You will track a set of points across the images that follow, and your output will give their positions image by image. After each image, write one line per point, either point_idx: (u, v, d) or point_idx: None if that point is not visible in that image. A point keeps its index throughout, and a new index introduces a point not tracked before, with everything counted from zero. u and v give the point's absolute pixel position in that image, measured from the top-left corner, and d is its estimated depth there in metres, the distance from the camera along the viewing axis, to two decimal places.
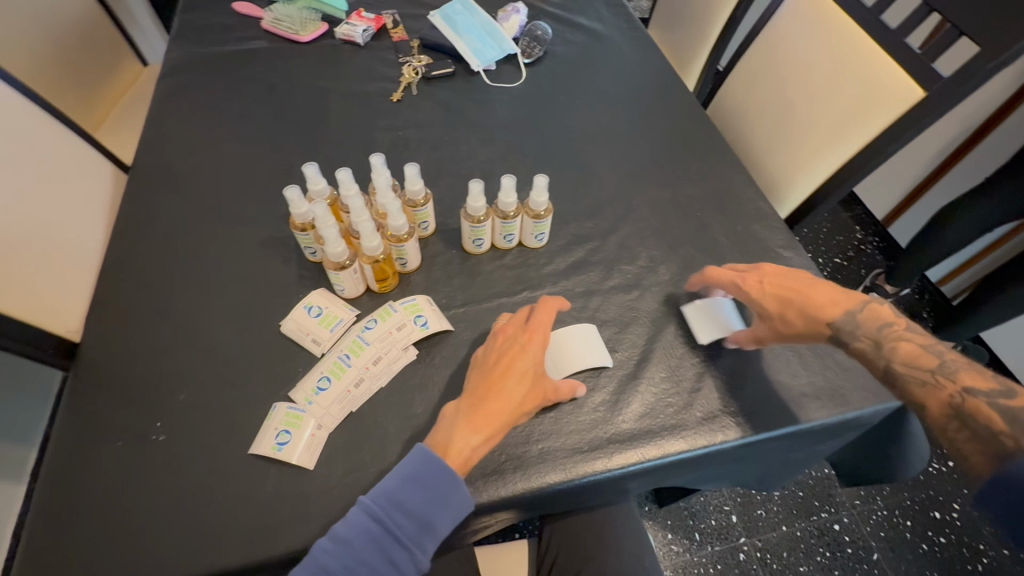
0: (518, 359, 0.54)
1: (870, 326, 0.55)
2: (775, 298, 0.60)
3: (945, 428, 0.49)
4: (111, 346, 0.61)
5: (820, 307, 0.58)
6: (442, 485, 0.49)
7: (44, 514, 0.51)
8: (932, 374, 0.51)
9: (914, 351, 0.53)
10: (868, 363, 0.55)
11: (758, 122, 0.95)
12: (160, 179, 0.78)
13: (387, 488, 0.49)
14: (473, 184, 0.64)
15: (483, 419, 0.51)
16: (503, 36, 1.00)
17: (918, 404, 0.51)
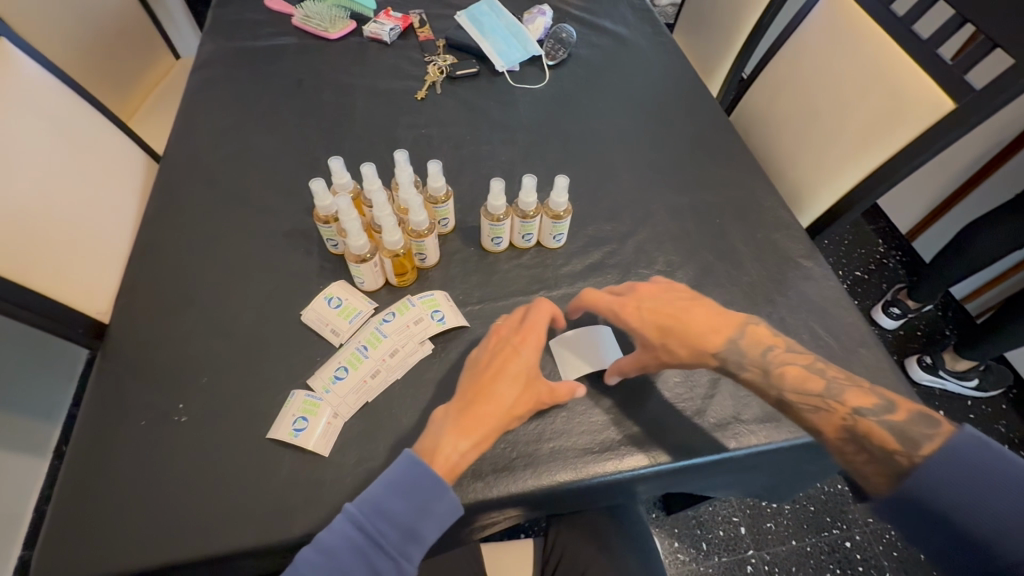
0: (511, 362, 0.55)
1: (758, 359, 0.57)
2: (655, 326, 0.59)
3: (845, 452, 0.51)
4: (139, 329, 0.63)
5: (703, 341, 0.58)
6: (427, 494, 0.49)
7: (70, 487, 0.53)
8: (824, 400, 0.53)
9: (800, 376, 0.55)
10: (761, 393, 0.56)
11: (783, 130, 0.94)
12: (190, 169, 0.80)
13: (371, 497, 0.49)
14: (495, 183, 0.64)
15: (472, 422, 0.52)
16: (528, 38, 1.01)
17: (817, 431, 0.53)
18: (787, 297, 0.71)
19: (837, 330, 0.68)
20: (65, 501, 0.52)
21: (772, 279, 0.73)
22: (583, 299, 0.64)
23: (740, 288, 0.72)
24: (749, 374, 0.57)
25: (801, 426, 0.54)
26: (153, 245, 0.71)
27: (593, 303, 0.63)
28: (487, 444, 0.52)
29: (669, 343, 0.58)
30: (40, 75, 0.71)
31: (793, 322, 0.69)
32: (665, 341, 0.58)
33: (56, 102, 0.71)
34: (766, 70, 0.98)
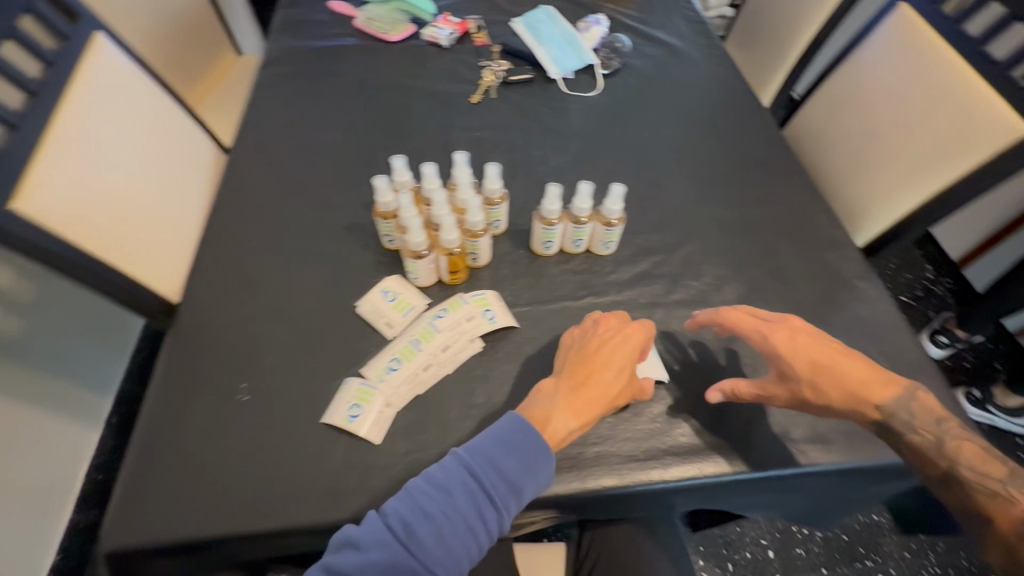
0: (621, 346, 0.57)
1: (925, 422, 0.55)
2: (809, 363, 0.56)
3: (1008, 542, 0.49)
4: (207, 310, 0.67)
5: (865, 389, 0.56)
6: (531, 450, 0.50)
7: (141, 455, 0.56)
8: (1003, 486, 0.51)
9: (979, 455, 0.53)
10: (930, 462, 0.54)
11: (839, 147, 0.93)
12: (256, 161, 0.84)
13: (480, 445, 0.51)
14: (551, 188, 0.66)
15: (582, 401, 0.54)
16: (583, 46, 1.02)
17: (983, 514, 0.51)
18: (840, 318, 0.70)
19: (891, 354, 0.67)
20: (137, 468, 0.55)
21: (825, 298, 0.72)
22: (721, 318, 0.61)
23: (791, 306, 0.71)
24: (908, 434, 0.55)
25: (958, 500, 0.53)
26: (221, 231, 0.75)
27: (735, 325, 0.60)
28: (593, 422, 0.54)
29: (818, 382, 0.56)
30: (133, 63, 0.74)
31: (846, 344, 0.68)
32: (817, 380, 0.56)
33: (144, 92, 0.75)
34: (823, 87, 0.97)
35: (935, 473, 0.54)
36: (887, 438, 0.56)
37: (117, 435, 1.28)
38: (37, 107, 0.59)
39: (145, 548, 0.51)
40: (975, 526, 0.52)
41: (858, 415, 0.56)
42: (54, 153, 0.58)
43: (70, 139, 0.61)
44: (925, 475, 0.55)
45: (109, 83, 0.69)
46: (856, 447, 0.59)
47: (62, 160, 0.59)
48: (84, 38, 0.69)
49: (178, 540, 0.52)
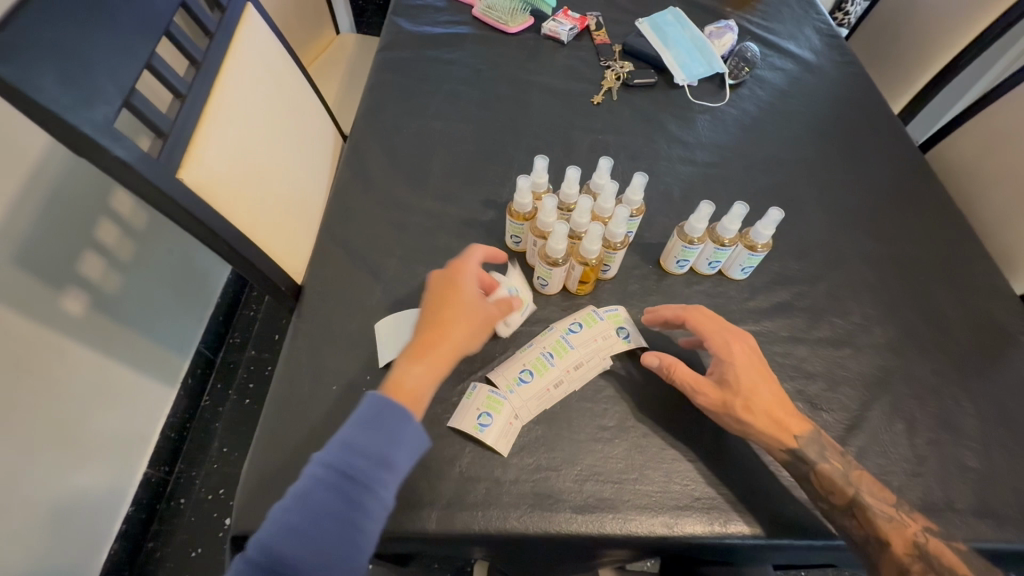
0: (455, 295, 0.55)
1: (831, 452, 0.53)
2: (751, 380, 0.54)
3: (908, 572, 0.48)
4: (330, 294, 0.66)
5: (781, 417, 0.53)
6: (394, 424, 0.45)
7: (267, 438, 0.56)
8: (897, 511, 0.51)
9: (874, 484, 0.52)
10: (836, 488, 0.51)
11: (996, 185, 0.84)
12: (376, 145, 0.83)
13: (347, 438, 0.45)
14: (703, 206, 0.61)
15: (431, 352, 0.51)
16: (713, 54, 0.97)
17: (882, 540, 0.49)
18: (1004, 378, 0.63)
19: None
20: (265, 451, 0.55)
21: (986, 354, 0.65)
22: (688, 318, 0.58)
23: (948, 358, 0.65)
24: (815, 462, 0.52)
25: (858, 531, 0.50)
26: (344, 214, 0.73)
27: (698, 324, 0.57)
28: (444, 371, 0.51)
29: (752, 399, 0.53)
30: (274, 37, 0.74)
31: (1013, 409, 0.61)
32: (750, 396, 0.53)
33: (282, 68, 0.74)
34: (982, 114, 0.87)
35: (841, 501, 0.51)
36: (796, 465, 0.53)
37: (190, 397, 1.30)
38: (199, 77, 0.59)
39: None
40: (871, 553, 0.49)
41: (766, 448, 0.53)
42: (213, 125, 0.58)
43: (226, 110, 0.60)
44: (827, 502, 0.52)
45: (257, 56, 0.69)
46: None
47: (219, 132, 0.58)
48: (238, 9, 0.68)
49: None
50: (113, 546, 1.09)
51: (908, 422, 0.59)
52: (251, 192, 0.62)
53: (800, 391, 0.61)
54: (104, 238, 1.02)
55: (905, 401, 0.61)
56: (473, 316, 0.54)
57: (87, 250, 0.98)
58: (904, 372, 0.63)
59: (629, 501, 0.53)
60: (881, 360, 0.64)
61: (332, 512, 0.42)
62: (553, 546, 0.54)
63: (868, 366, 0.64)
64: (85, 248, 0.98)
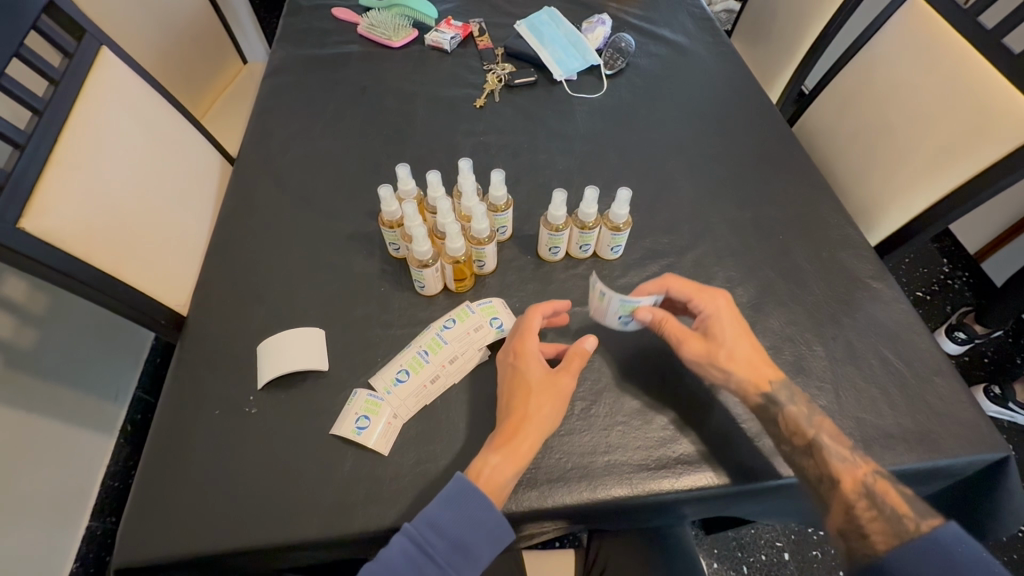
0: (528, 378, 0.56)
1: (800, 397, 0.57)
2: (733, 332, 0.60)
3: (851, 505, 0.51)
4: (212, 322, 0.67)
5: (758, 363, 0.59)
6: (474, 506, 0.49)
7: (153, 469, 0.57)
8: (851, 454, 0.53)
9: (834, 430, 0.55)
10: (798, 430, 0.55)
11: (852, 144, 0.91)
12: (261, 171, 0.84)
13: (435, 518, 0.49)
14: (556, 194, 0.65)
15: (519, 449, 0.52)
16: (587, 47, 1.01)
17: (832, 478, 0.52)
18: (854, 320, 0.69)
19: (907, 356, 0.65)
20: (149, 483, 0.56)
21: (838, 300, 0.71)
22: (670, 284, 0.63)
23: (804, 308, 0.70)
24: (783, 403, 0.57)
25: (814, 469, 0.54)
26: (227, 241, 0.74)
27: (678, 285, 0.63)
28: (520, 459, 0.52)
29: (733, 348, 0.59)
30: (138, 76, 0.75)
31: (860, 347, 0.66)
32: (733, 348, 0.59)
33: (150, 106, 0.75)
34: (835, 81, 0.95)
35: (802, 441, 0.55)
36: (766, 407, 0.57)
37: (132, 443, 1.27)
38: (42, 126, 0.60)
39: (159, 562, 0.51)
40: (823, 491, 0.53)
41: (741, 391, 0.58)
42: (59, 173, 0.59)
43: (76, 155, 0.61)
44: (788, 442, 0.55)
45: (114, 97, 0.70)
46: (874, 453, 0.58)
47: (67, 178, 0.59)
48: (89, 53, 0.69)
49: (188, 554, 0.52)
50: None
51: None
52: (113, 233, 0.63)
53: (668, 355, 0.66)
54: (11, 294, 1.00)
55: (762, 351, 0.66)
56: (555, 401, 0.55)
57: None
58: (761, 326, 0.69)
59: None
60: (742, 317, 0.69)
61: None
62: None
63: None
64: None
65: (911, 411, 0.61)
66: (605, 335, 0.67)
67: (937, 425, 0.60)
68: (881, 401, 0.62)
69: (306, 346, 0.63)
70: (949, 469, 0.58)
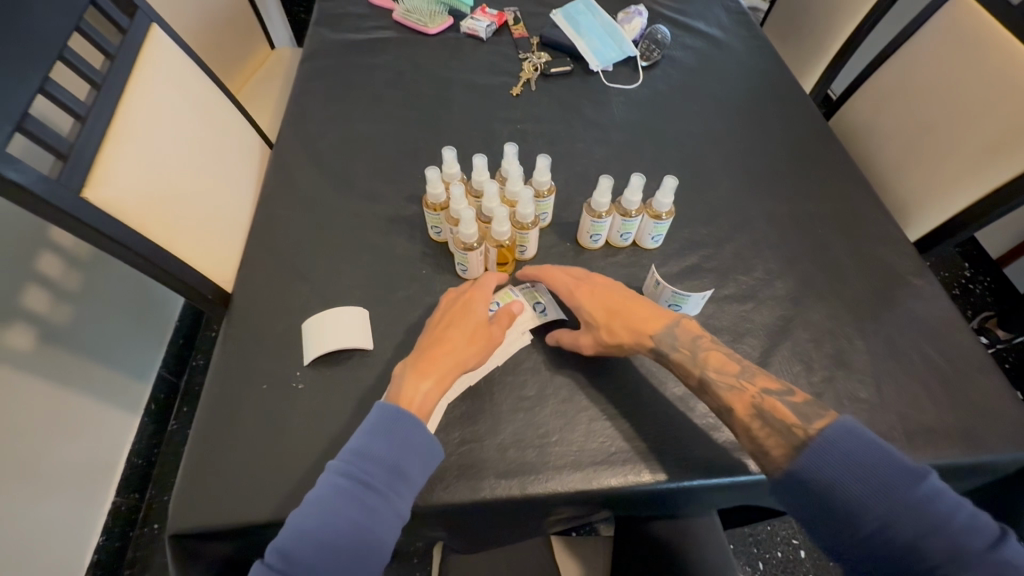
0: (456, 313, 0.60)
1: (685, 341, 0.58)
2: (604, 306, 0.61)
3: (749, 428, 0.51)
4: (257, 300, 0.68)
5: (639, 324, 0.60)
6: (408, 426, 0.50)
7: (202, 440, 0.58)
8: (736, 378, 0.55)
9: (720, 359, 0.56)
10: (685, 373, 0.57)
11: (891, 141, 0.90)
12: (301, 153, 0.85)
13: (361, 446, 0.49)
14: (603, 180, 0.65)
15: (432, 360, 0.55)
16: (624, 38, 1.01)
17: (726, 407, 0.53)
18: (895, 316, 0.69)
19: (949, 353, 0.65)
20: (199, 453, 0.57)
21: (878, 296, 0.71)
22: (541, 270, 0.66)
23: (844, 303, 0.70)
24: (669, 357, 0.58)
25: (712, 404, 0.55)
26: (269, 221, 0.75)
27: (552, 275, 0.65)
28: (447, 384, 0.55)
29: (613, 323, 0.60)
30: (186, 54, 0.76)
31: (900, 342, 0.66)
32: (610, 322, 0.60)
33: (197, 85, 0.76)
34: (874, 77, 0.94)
35: (694, 384, 0.56)
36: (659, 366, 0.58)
37: (155, 422, 1.28)
38: (100, 99, 0.61)
39: (211, 530, 0.52)
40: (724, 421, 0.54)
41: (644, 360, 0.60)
42: (117, 145, 0.60)
43: (132, 129, 0.62)
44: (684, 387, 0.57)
45: (164, 74, 0.70)
46: (917, 446, 0.58)
47: (125, 151, 0.61)
48: (142, 30, 0.70)
49: (241, 523, 0.53)
50: None
51: (805, 362, 0.65)
52: (166, 206, 0.64)
53: None
54: (47, 269, 1.01)
55: (803, 344, 0.66)
56: (483, 338, 0.58)
57: (29, 282, 0.97)
58: (802, 319, 0.69)
59: (550, 462, 0.57)
60: (782, 309, 0.70)
61: (346, 507, 0.46)
62: (484, 514, 0.57)
63: (771, 317, 0.69)
64: (29, 281, 0.97)
65: (954, 406, 0.61)
66: None
67: (979, 421, 0.60)
68: (923, 396, 0.62)
69: (350, 325, 0.64)
70: (991, 466, 0.58)
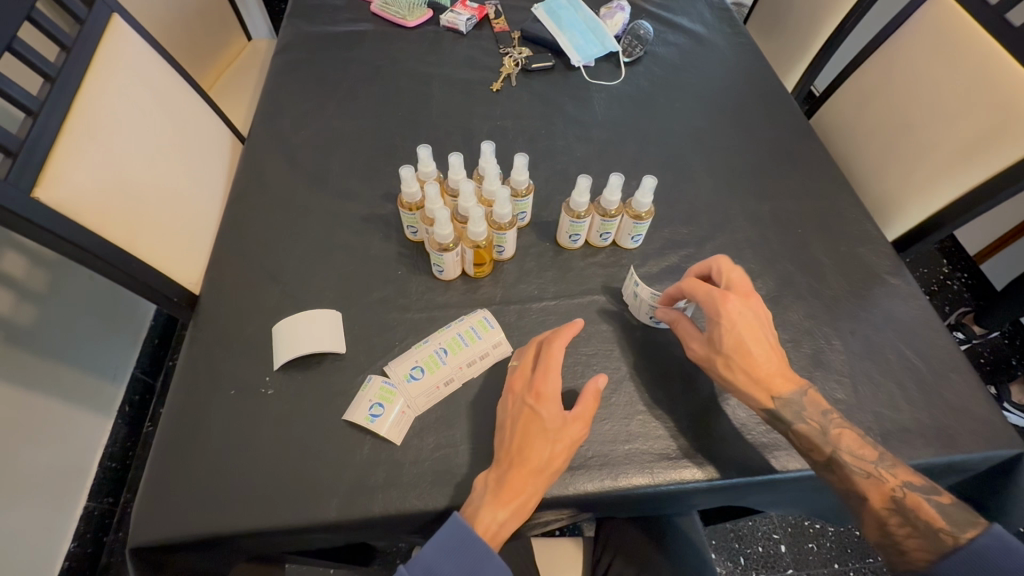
0: (534, 425, 0.53)
1: (811, 413, 0.55)
2: (736, 337, 0.56)
3: (885, 523, 0.51)
4: (225, 303, 0.66)
5: (767, 375, 0.56)
6: (479, 561, 0.49)
7: (165, 450, 0.56)
8: (876, 468, 0.52)
9: (856, 441, 0.53)
10: (814, 447, 0.54)
11: (871, 140, 0.90)
12: (274, 149, 0.82)
13: (431, 563, 0.49)
14: (581, 180, 0.64)
15: (511, 489, 0.50)
16: (606, 33, 1.00)
17: (861, 496, 0.52)
18: (871, 316, 0.69)
19: (924, 353, 0.65)
20: (164, 464, 0.55)
21: (855, 295, 0.71)
22: (684, 283, 0.60)
23: (822, 302, 0.70)
24: (798, 423, 0.55)
25: (840, 484, 0.53)
26: (238, 220, 0.73)
27: (691, 290, 0.59)
28: (527, 511, 0.51)
29: (734, 357, 0.57)
30: (150, 46, 0.73)
31: (877, 341, 0.66)
32: (732, 354, 0.57)
33: (162, 78, 0.73)
34: (855, 76, 0.94)
35: (822, 459, 0.53)
36: (775, 423, 0.56)
37: (129, 425, 1.25)
38: (53, 91, 0.58)
39: (174, 542, 0.51)
40: (854, 506, 0.53)
41: (749, 402, 0.56)
42: (71, 142, 0.57)
43: (89, 125, 0.60)
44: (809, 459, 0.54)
45: (125, 67, 0.67)
46: (891, 446, 0.58)
47: (80, 147, 0.58)
48: (101, 20, 0.67)
49: (205, 535, 0.51)
50: None
51: None
52: (127, 205, 0.62)
53: None
54: (11, 269, 0.98)
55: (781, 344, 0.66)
56: (566, 453, 0.53)
57: None
58: (781, 319, 0.68)
59: None
60: None
61: None
62: None
63: None
64: None
65: (929, 406, 0.61)
66: (625, 327, 0.67)
67: (952, 421, 0.60)
68: (898, 397, 0.62)
69: (320, 328, 0.62)
70: (964, 465, 0.59)
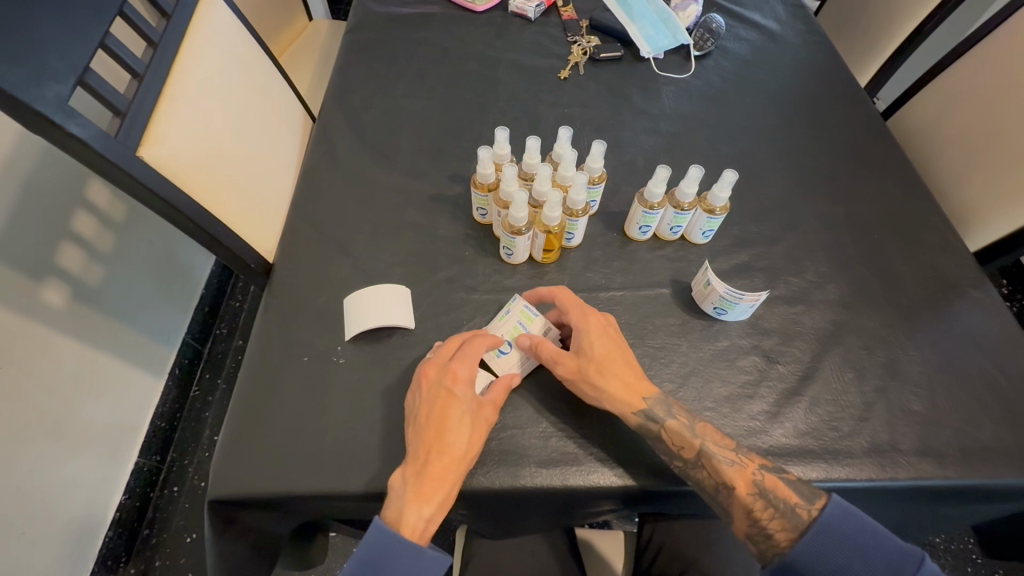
0: (452, 408, 0.52)
1: (676, 410, 0.55)
2: (604, 346, 0.57)
3: (750, 510, 0.50)
4: (299, 272, 0.67)
5: (634, 380, 0.56)
6: (412, 562, 0.48)
7: (240, 410, 0.57)
8: (737, 454, 0.52)
9: (713, 431, 0.54)
10: (684, 443, 0.53)
11: (953, 148, 0.87)
12: (345, 126, 0.83)
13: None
14: (660, 170, 0.62)
15: (433, 479, 0.50)
16: (678, 26, 0.98)
17: (727, 485, 0.51)
18: (951, 329, 0.66)
19: (1007, 370, 0.63)
20: (240, 422, 0.57)
21: (934, 307, 0.68)
22: (557, 295, 0.61)
23: (899, 311, 0.68)
24: (667, 417, 0.54)
25: (710, 480, 0.52)
26: (311, 193, 0.74)
27: (564, 298, 0.60)
28: (451, 500, 0.51)
29: (604, 363, 0.56)
30: (237, 19, 0.75)
31: (958, 356, 0.64)
32: (602, 361, 0.56)
33: (246, 49, 0.75)
34: (938, 80, 0.90)
35: (691, 454, 0.52)
36: (646, 427, 0.54)
37: (179, 387, 1.29)
38: (156, 57, 0.61)
39: (250, 498, 0.52)
40: (721, 498, 0.51)
41: (619, 409, 0.54)
42: (171, 107, 0.60)
43: (186, 91, 0.62)
44: (679, 458, 0.52)
45: (218, 38, 0.70)
46: (971, 465, 0.56)
47: (179, 113, 0.60)
48: None
49: (278, 493, 0.53)
50: (107, 534, 1.09)
51: (856, 371, 0.63)
52: (214, 171, 0.64)
53: (756, 346, 0.64)
54: (82, 229, 1.02)
55: (855, 351, 0.64)
56: (482, 435, 0.53)
57: (65, 241, 0.98)
58: (854, 326, 0.66)
59: (590, 455, 0.56)
60: (835, 314, 0.67)
61: None
62: (519, 503, 0.56)
63: (822, 321, 0.67)
64: (65, 239, 0.98)
65: (1012, 425, 0.59)
66: (692, 323, 0.66)
67: None
68: (980, 414, 0.59)
69: (391, 303, 0.63)
70: None
